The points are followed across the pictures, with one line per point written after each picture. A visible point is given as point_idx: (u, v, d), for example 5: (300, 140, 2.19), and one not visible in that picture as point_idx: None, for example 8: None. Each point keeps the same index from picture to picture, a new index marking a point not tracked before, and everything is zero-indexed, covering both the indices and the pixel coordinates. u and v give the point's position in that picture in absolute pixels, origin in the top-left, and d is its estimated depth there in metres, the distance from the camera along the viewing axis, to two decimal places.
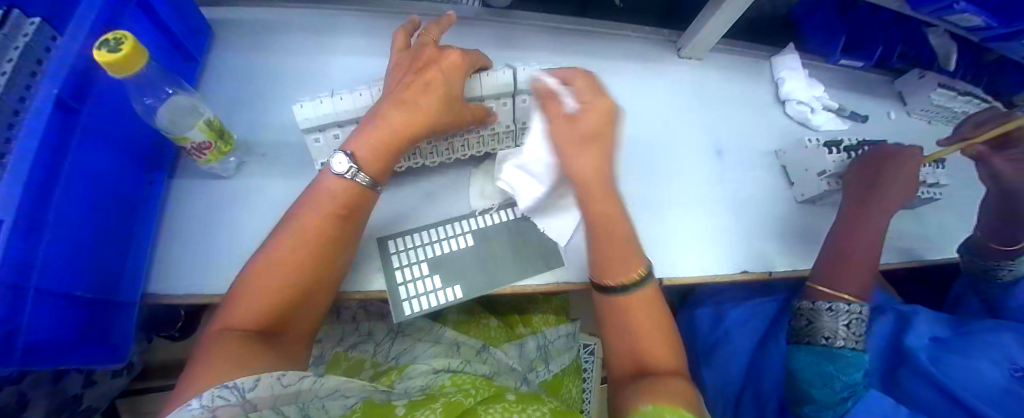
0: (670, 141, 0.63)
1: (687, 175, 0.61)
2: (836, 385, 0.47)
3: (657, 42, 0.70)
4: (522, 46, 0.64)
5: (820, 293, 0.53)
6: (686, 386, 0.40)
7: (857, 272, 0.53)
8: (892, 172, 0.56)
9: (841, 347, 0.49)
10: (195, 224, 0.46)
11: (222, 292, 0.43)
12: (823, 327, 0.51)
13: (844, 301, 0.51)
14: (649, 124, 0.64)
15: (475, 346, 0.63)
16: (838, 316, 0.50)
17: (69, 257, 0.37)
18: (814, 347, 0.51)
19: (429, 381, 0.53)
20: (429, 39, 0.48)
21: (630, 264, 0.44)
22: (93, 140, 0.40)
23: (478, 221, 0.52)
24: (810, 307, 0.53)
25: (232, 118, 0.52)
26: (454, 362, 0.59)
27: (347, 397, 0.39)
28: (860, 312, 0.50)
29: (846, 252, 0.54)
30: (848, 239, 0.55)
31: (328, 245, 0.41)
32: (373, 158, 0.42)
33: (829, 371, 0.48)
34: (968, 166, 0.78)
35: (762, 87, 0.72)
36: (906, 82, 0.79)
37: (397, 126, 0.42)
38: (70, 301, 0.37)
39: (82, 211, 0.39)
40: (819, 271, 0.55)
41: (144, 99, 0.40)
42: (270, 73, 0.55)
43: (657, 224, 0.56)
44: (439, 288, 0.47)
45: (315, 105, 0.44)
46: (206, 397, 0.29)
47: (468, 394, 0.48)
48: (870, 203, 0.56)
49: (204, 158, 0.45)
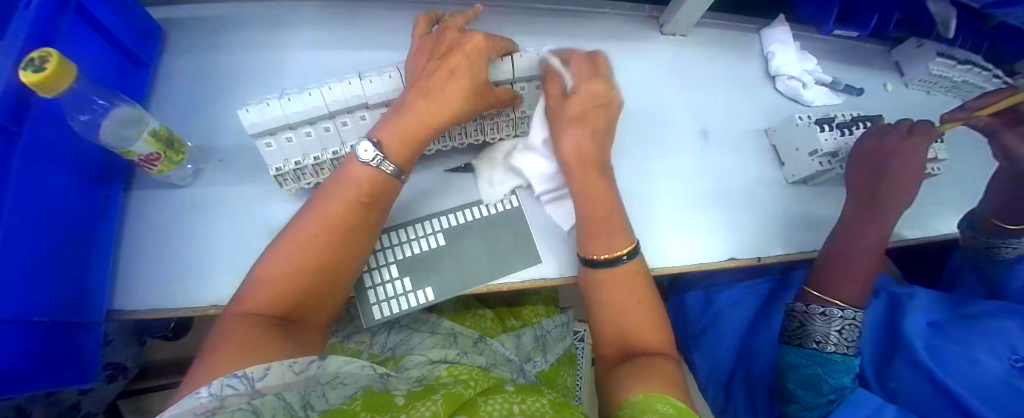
0: (637, 114, 0.61)
1: (672, 160, 0.59)
2: (824, 387, 0.47)
3: (638, 18, 0.67)
4: (491, 30, 0.61)
5: (814, 299, 0.52)
6: (677, 373, 0.39)
7: (852, 273, 0.51)
8: (906, 148, 0.54)
9: (832, 352, 0.48)
10: (156, 240, 0.45)
11: (187, 307, 0.42)
12: (814, 331, 0.49)
13: (836, 306, 0.49)
14: (617, 95, 0.61)
15: (472, 336, 0.60)
16: (830, 322, 0.49)
17: (23, 279, 0.35)
18: (802, 349, 0.50)
19: (425, 372, 0.49)
20: (453, 24, 0.45)
21: (602, 247, 0.44)
22: (42, 160, 0.38)
23: (452, 217, 0.49)
24: (803, 310, 0.51)
25: (189, 127, 0.49)
26: (450, 354, 0.55)
27: (346, 385, 0.37)
28: (854, 318, 0.48)
29: (855, 229, 0.53)
30: (834, 250, 0.53)
31: (354, 232, 0.40)
32: (400, 147, 0.41)
33: (817, 373, 0.48)
34: (962, 139, 0.76)
35: (752, 63, 0.69)
36: (904, 51, 0.77)
37: (424, 115, 0.41)
38: (28, 326, 0.35)
39: (37, 229, 0.37)
40: (831, 246, 0.54)
41: (81, 116, 0.37)
42: (227, 68, 0.52)
43: (635, 213, 0.54)
44: (408, 291, 0.46)
45: (262, 108, 0.42)
46: (215, 386, 0.28)
47: (467, 386, 0.46)
48: (879, 188, 0.54)
49: (156, 170, 0.42)
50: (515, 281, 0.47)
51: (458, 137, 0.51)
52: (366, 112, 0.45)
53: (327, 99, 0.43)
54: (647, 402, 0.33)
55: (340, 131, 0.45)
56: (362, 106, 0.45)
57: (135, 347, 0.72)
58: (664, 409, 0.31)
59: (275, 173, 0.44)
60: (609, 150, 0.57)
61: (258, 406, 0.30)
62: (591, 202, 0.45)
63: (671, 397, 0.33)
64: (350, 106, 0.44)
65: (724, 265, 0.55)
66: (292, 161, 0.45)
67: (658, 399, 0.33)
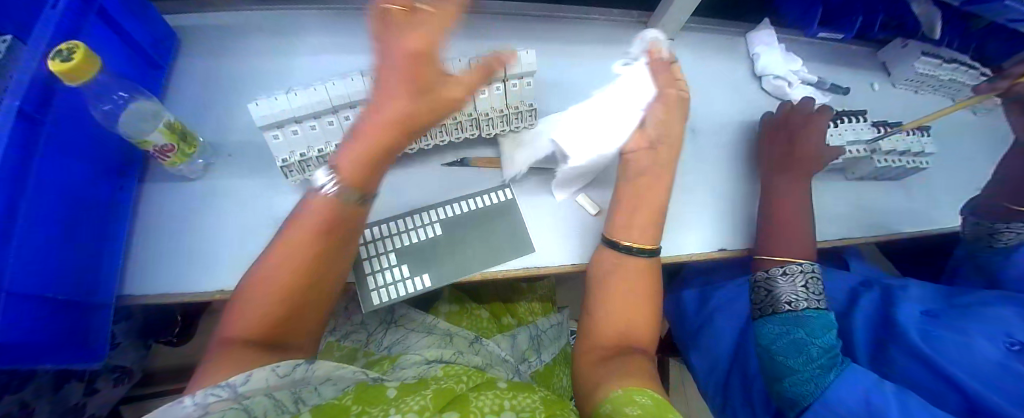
0: (724, 122, 0.66)
1: (739, 163, 0.63)
2: (812, 351, 0.47)
3: (626, 24, 0.69)
4: (487, 35, 0.64)
5: (768, 262, 0.54)
6: (650, 369, 0.43)
7: (791, 242, 0.54)
8: (802, 130, 0.61)
9: (804, 309, 0.50)
10: (167, 229, 0.47)
11: (190, 292, 0.44)
12: (782, 294, 0.52)
13: (795, 263, 0.53)
14: (724, 102, 0.68)
15: (467, 337, 0.59)
16: (794, 280, 0.52)
17: (44, 257, 0.37)
18: (778, 315, 0.51)
19: (421, 371, 0.48)
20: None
21: (642, 236, 0.49)
22: (63, 151, 0.41)
23: (449, 209, 0.50)
24: (765, 277, 0.54)
25: (203, 126, 0.52)
26: (446, 353, 0.54)
27: (337, 383, 0.38)
28: (811, 271, 0.52)
29: (780, 208, 0.56)
30: (774, 221, 0.56)
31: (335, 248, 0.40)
32: (355, 173, 0.38)
33: (801, 338, 0.48)
34: (954, 136, 0.77)
35: (739, 64, 0.72)
36: (890, 52, 0.80)
37: (370, 135, 0.38)
38: (45, 302, 0.37)
39: (55, 214, 0.39)
40: (764, 222, 0.57)
41: (103, 106, 0.40)
42: (238, 73, 0.56)
43: (694, 211, 0.58)
44: (406, 276, 0.47)
45: (272, 102, 0.45)
46: (198, 394, 0.29)
47: (460, 380, 0.45)
48: (792, 168, 0.59)
49: (170, 161, 0.45)
50: (507, 269, 0.48)
51: (454, 131, 0.52)
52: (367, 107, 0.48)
53: (331, 93, 0.46)
54: (628, 395, 0.36)
55: (342, 125, 0.48)
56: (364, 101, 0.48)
57: (141, 350, 0.72)
58: (641, 401, 0.34)
59: (283, 165, 0.47)
60: (694, 157, 0.62)
61: (250, 408, 0.31)
62: (639, 180, 0.51)
63: (644, 388, 0.37)
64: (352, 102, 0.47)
65: (710, 255, 0.56)
66: (297, 152, 0.47)
67: (637, 392, 0.36)
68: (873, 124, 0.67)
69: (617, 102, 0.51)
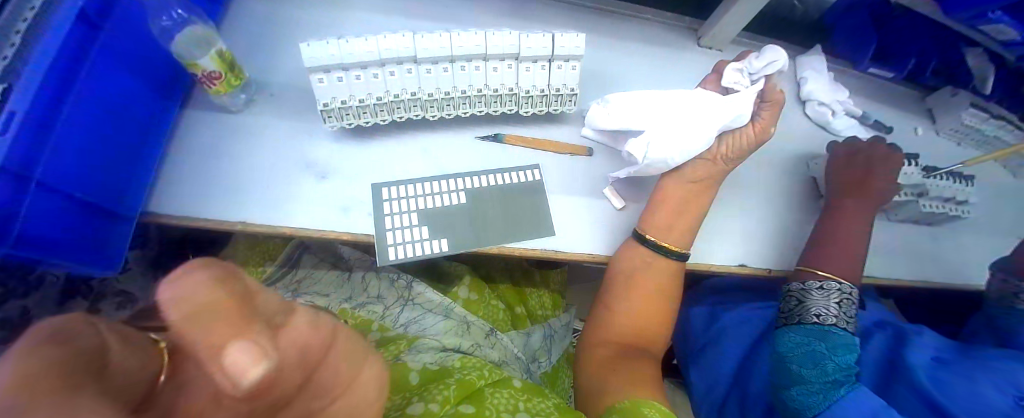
0: None
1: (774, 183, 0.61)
2: (828, 366, 0.46)
3: (677, 29, 0.68)
4: (536, 17, 0.63)
5: (811, 274, 0.53)
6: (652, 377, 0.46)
7: (841, 261, 0.53)
8: (878, 163, 0.59)
9: (831, 325, 0.49)
10: (201, 155, 0.47)
11: (210, 219, 0.44)
12: (813, 306, 0.51)
13: (835, 281, 0.51)
14: None
15: (484, 329, 0.56)
16: (829, 295, 0.51)
17: (75, 157, 0.38)
18: (804, 325, 0.50)
19: (439, 359, 0.47)
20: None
21: (675, 238, 0.51)
22: (114, 63, 0.42)
23: (478, 179, 0.50)
24: (800, 288, 0.52)
25: (248, 63, 0.53)
26: (465, 343, 0.52)
27: None
28: (849, 292, 0.51)
29: (839, 228, 0.55)
30: (826, 240, 0.55)
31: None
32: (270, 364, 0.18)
33: (818, 350, 0.47)
34: (991, 195, 0.74)
35: (785, 86, 0.70)
36: (939, 99, 0.77)
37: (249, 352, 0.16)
38: (70, 201, 0.38)
39: (94, 117, 0.40)
40: (815, 239, 0.56)
41: (162, 20, 0.45)
42: (289, 18, 0.56)
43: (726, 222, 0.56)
44: (425, 238, 0.47)
45: (323, 45, 0.46)
46: None
47: (481, 373, 0.45)
48: (858, 192, 0.57)
49: (215, 89, 0.46)
50: (527, 248, 0.47)
51: (492, 104, 0.52)
52: (413, 65, 0.49)
53: (381, 47, 0.47)
54: (633, 406, 0.39)
55: (386, 80, 0.48)
56: (410, 59, 0.48)
57: None
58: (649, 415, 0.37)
59: (324, 109, 0.47)
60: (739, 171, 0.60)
61: None
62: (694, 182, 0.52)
63: (649, 400, 0.40)
64: (399, 57, 0.48)
65: (731, 269, 0.54)
66: (339, 99, 0.47)
67: (643, 404, 0.39)
68: (922, 168, 0.66)
69: (702, 107, 0.51)
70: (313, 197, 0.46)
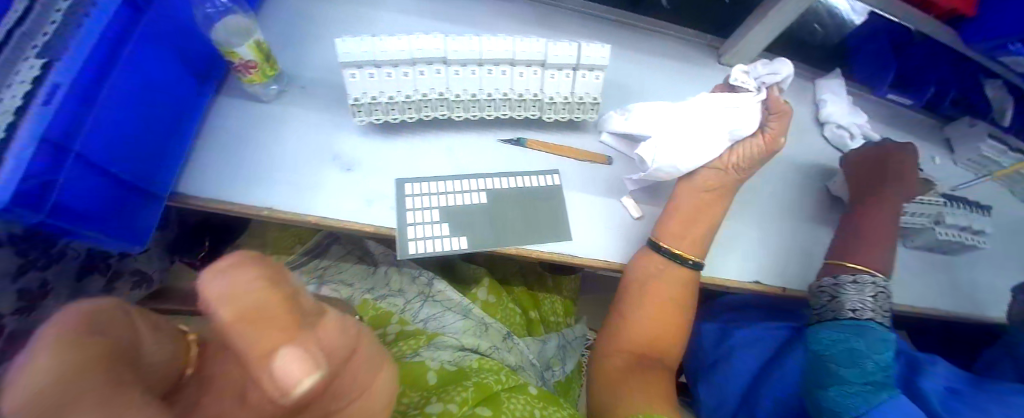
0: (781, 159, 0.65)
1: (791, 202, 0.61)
2: (867, 364, 0.47)
3: (698, 46, 0.69)
4: (561, 27, 0.64)
5: (844, 268, 0.53)
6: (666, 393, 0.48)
7: (870, 255, 0.53)
8: (893, 162, 0.58)
9: (869, 318, 0.50)
10: (231, 142, 0.48)
11: (237, 204, 0.45)
12: (849, 300, 0.51)
13: (868, 274, 0.51)
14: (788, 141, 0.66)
15: (501, 332, 0.56)
16: (862, 289, 0.51)
17: (114, 136, 0.40)
18: (841, 322, 0.50)
19: (457, 358, 0.49)
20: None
21: (687, 248, 0.50)
22: (155, 47, 0.44)
23: (499, 180, 0.50)
24: (832, 283, 0.51)
25: (281, 56, 0.54)
26: (482, 344, 0.53)
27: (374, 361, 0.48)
28: (883, 285, 0.51)
29: (866, 229, 0.55)
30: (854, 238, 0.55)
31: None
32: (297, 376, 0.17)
33: (856, 346, 0.48)
34: (1009, 227, 0.74)
35: (803, 107, 0.71)
36: (957, 129, 0.77)
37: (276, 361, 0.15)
38: (106, 177, 0.39)
39: (133, 97, 0.42)
40: (838, 245, 0.56)
41: (206, 7, 0.47)
42: (323, 15, 0.57)
43: (744, 237, 0.56)
44: (445, 235, 0.47)
45: (358, 41, 0.47)
46: None
47: (497, 377, 0.47)
48: (878, 197, 0.57)
49: (249, 78, 0.47)
50: (545, 251, 0.47)
51: (517, 108, 0.52)
52: (442, 66, 0.50)
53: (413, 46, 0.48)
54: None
55: (415, 78, 0.49)
56: (440, 60, 0.49)
57: None
58: None
59: (354, 103, 0.48)
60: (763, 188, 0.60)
61: None
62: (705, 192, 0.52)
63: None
64: (430, 57, 0.49)
65: (745, 285, 0.53)
66: (369, 94, 0.48)
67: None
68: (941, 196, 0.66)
69: (714, 108, 0.51)
70: (339, 189, 0.47)
